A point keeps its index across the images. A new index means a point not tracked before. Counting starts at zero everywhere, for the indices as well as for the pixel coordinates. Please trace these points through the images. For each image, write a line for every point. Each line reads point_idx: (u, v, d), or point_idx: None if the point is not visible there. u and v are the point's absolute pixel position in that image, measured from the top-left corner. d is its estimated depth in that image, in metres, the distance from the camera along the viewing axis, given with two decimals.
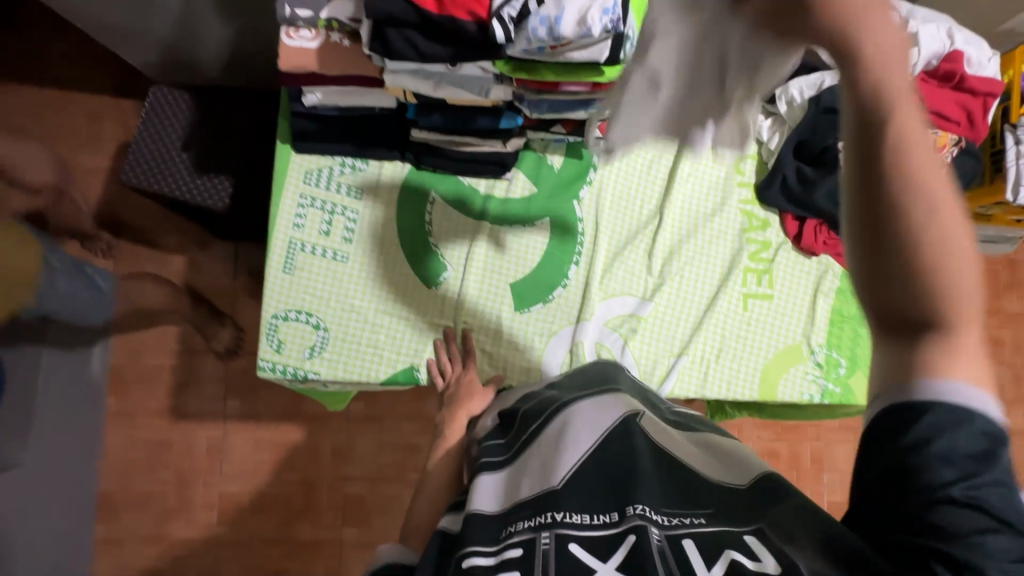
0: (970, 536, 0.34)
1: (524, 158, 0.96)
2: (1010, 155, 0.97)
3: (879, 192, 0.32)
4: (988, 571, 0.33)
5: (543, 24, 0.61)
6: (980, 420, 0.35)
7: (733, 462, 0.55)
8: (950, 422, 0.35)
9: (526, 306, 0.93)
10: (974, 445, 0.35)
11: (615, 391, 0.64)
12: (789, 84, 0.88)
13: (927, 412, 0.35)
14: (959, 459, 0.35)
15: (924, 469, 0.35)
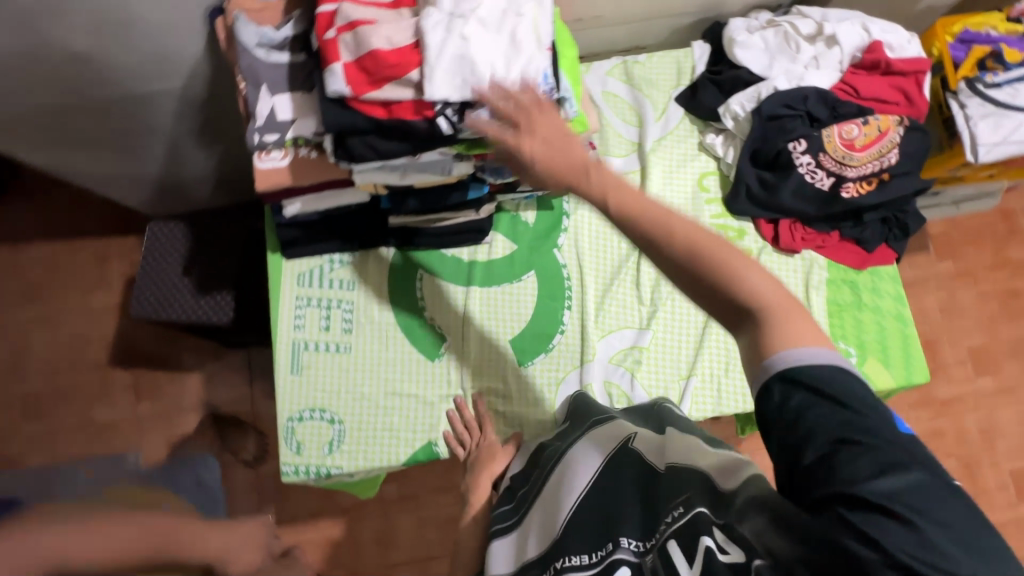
0: (842, 466, 0.41)
1: (499, 220, 1.00)
2: (959, 120, 1.01)
3: (664, 261, 0.52)
4: (864, 492, 0.39)
5: (486, 109, 0.66)
6: (811, 370, 0.45)
7: (722, 455, 0.53)
8: (793, 384, 0.45)
9: (530, 359, 0.94)
10: (815, 392, 0.44)
11: (608, 423, 0.71)
12: (731, 101, 0.95)
13: (777, 383, 0.46)
14: (809, 407, 0.44)
15: (801, 423, 0.44)
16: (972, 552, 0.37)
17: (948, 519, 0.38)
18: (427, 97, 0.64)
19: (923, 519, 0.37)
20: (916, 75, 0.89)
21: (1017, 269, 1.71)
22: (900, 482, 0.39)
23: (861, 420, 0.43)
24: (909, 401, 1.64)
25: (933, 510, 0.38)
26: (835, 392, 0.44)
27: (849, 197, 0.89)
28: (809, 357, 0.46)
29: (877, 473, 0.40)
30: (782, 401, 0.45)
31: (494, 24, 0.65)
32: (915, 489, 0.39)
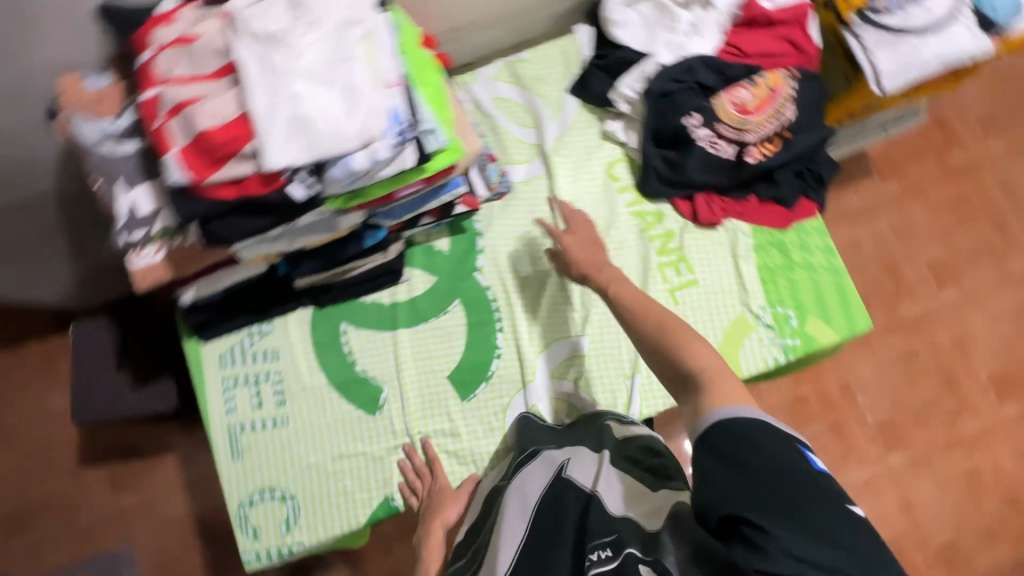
0: (744, 497, 0.54)
1: (412, 255, 0.96)
2: (858, 53, 0.97)
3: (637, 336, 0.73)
4: (760, 518, 0.52)
5: (339, 165, 0.61)
6: (732, 419, 0.60)
7: (654, 501, 0.67)
8: (719, 430, 0.59)
9: (471, 392, 0.92)
10: (734, 435, 0.58)
11: (539, 456, 0.78)
12: (619, 84, 0.91)
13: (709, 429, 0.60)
14: (726, 449, 0.58)
15: (719, 468, 0.57)
16: (847, 554, 0.49)
17: (828, 527, 0.50)
18: (271, 169, 0.59)
19: (809, 534, 0.50)
20: (799, 22, 0.85)
21: (960, 175, 1.71)
22: (789, 503, 0.52)
23: (766, 457, 0.56)
24: (877, 327, 1.64)
25: (811, 524, 0.50)
26: (749, 437, 0.57)
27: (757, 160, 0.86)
28: (734, 412, 0.60)
29: (770, 501, 0.53)
30: (705, 452, 0.59)
31: (324, 76, 0.59)
32: (801, 508, 0.51)
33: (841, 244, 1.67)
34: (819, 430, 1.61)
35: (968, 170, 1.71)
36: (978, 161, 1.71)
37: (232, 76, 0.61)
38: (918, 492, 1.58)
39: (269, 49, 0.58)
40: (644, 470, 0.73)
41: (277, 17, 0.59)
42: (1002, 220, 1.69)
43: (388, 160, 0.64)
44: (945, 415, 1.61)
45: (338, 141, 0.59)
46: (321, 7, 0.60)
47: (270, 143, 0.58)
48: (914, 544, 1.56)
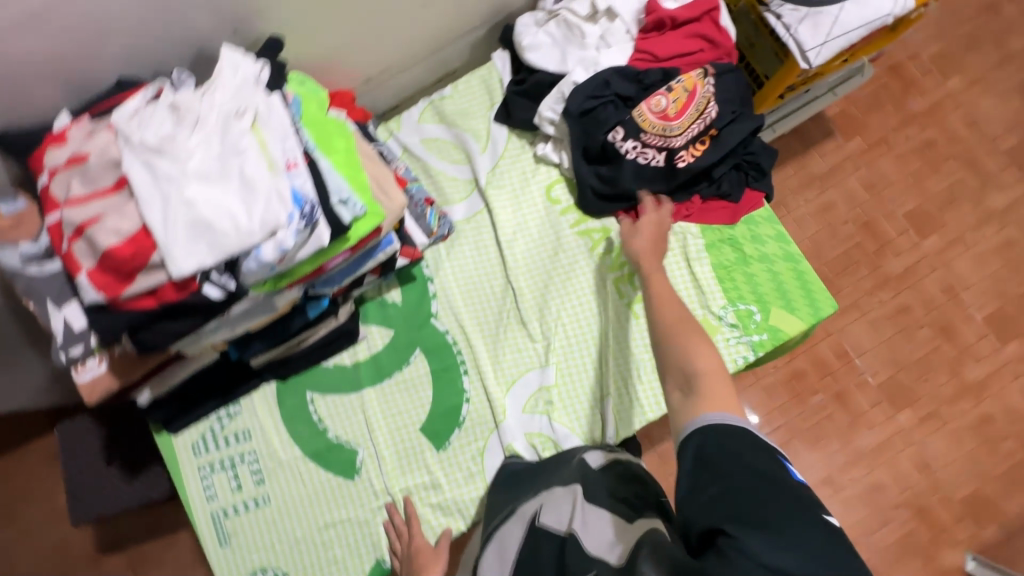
0: (724, 508, 0.54)
1: (367, 312, 0.95)
2: (781, 32, 0.95)
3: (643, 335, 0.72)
4: (736, 530, 0.51)
5: (251, 258, 0.60)
6: (716, 426, 0.59)
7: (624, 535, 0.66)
8: (702, 436, 0.59)
9: (446, 440, 0.91)
10: (718, 442, 0.58)
11: (516, 512, 0.77)
12: (541, 108, 0.89)
13: (692, 436, 0.60)
14: (709, 456, 0.58)
15: (702, 480, 0.57)
16: (819, 563, 0.49)
17: (799, 539, 0.50)
18: (181, 276, 0.59)
19: (781, 543, 0.49)
20: (707, 16, 0.83)
21: (924, 120, 1.67)
22: (766, 513, 0.52)
23: (746, 465, 0.56)
24: (864, 288, 1.62)
25: (785, 532, 0.51)
26: (731, 445, 0.58)
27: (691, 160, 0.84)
28: (715, 421, 0.60)
29: (749, 512, 0.52)
30: (689, 463, 0.59)
31: (217, 174, 0.59)
32: (776, 518, 0.51)
33: (813, 210, 1.65)
34: (821, 401, 1.59)
35: (931, 113, 1.67)
36: (939, 102, 1.68)
37: (129, 189, 0.60)
38: (932, 447, 1.56)
39: (157, 159, 0.58)
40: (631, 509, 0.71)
41: (162, 126, 0.59)
42: (974, 157, 1.65)
43: (300, 242, 0.63)
44: (947, 365, 1.58)
45: (242, 237, 0.58)
46: (203, 106, 0.60)
47: (172, 253, 0.57)
48: (936, 500, 1.53)
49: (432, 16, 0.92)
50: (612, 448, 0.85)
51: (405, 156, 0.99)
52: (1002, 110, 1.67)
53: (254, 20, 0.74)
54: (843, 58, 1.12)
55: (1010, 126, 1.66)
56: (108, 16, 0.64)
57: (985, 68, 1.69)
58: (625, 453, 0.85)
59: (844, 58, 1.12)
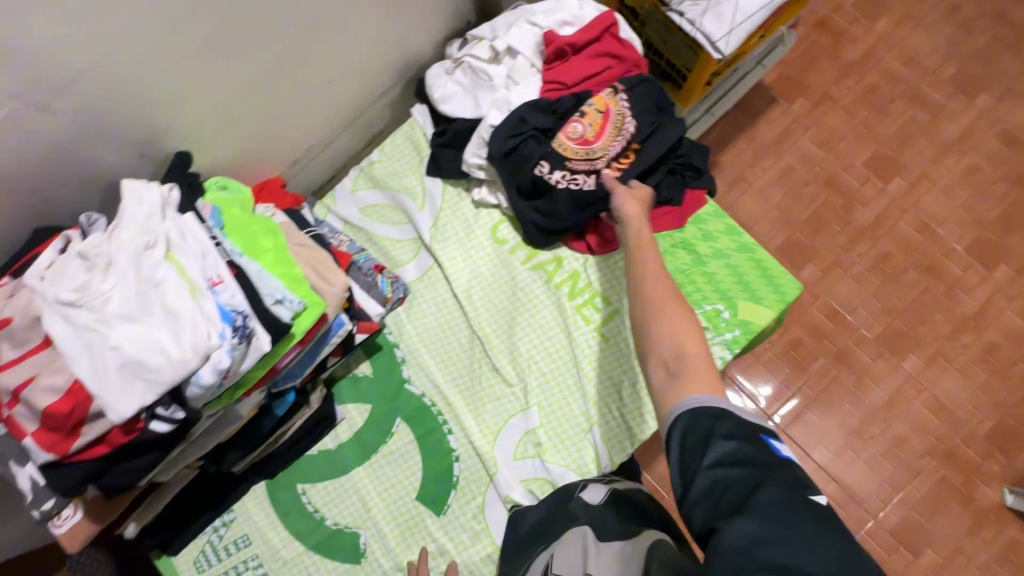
0: (715, 503, 0.51)
1: (341, 391, 0.94)
2: (687, 28, 0.95)
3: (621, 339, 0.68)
4: (725, 526, 0.48)
5: (192, 384, 0.59)
6: (704, 410, 0.56)
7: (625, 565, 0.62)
8: (691, 423, 0.56)
9: (445, 503, 0.89)
10: (704, 428, 0.55)
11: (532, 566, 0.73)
12: (466, 156, 0.89)
13: (678, 421, 0.57)
14: (698, 444, 0.54)
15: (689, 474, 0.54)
16: (813, 552, 0.45)
17: (789, 528, 0.46)
18: (124, 420, 0.58)
19: (773, 536, 0.46)
20: (606, 33, 0.83)
21: (861, 68, 1.67)
22: (753, 501, 0.49)
23: (733, 454, 0.52)
24: (840, 244, 1.60)
25: (778, 523, 0.47)
26: (720, 433, 0.54)
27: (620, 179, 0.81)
28: (696, 404, 0.57)
29: (737, 505, 0.49)
30: (674, 456, 0.56)
31: (138, 311, 0.58)
32: (764, 504, 0.48)
33: (772, 179, 1.64)
34: (824, 366, 1.57)
35: (867, 60, 1.67)
36: (872, 47, 1.67)
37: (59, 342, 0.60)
38: (943, 389, 1.53)
39: (78, 311, 0.58)
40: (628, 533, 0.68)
41: (78, 276, 0.60)
42: (919, 93, 1.65)
43: (238, 355, 0.62)
44: (940, 304, 1.56)
45: (174, 367, 0.57)
46: (114, 247, 0.60)
47: (110, 399, 0.56)
48: (960, 441, 1.51)
49: (341, 89, 0.93)
50: (608, 482, 0.81)
51: (346, 229, 0.98)
52: (935, 42, 1.67)
53: (158, 139, 0.75)
54: (760, 34, 1.12)
55: (947, 55, 1.66)
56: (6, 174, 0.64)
57: (909, 5, 1.69)
58: (625, 481, 0.83)
59: (761, 34, 1.12)
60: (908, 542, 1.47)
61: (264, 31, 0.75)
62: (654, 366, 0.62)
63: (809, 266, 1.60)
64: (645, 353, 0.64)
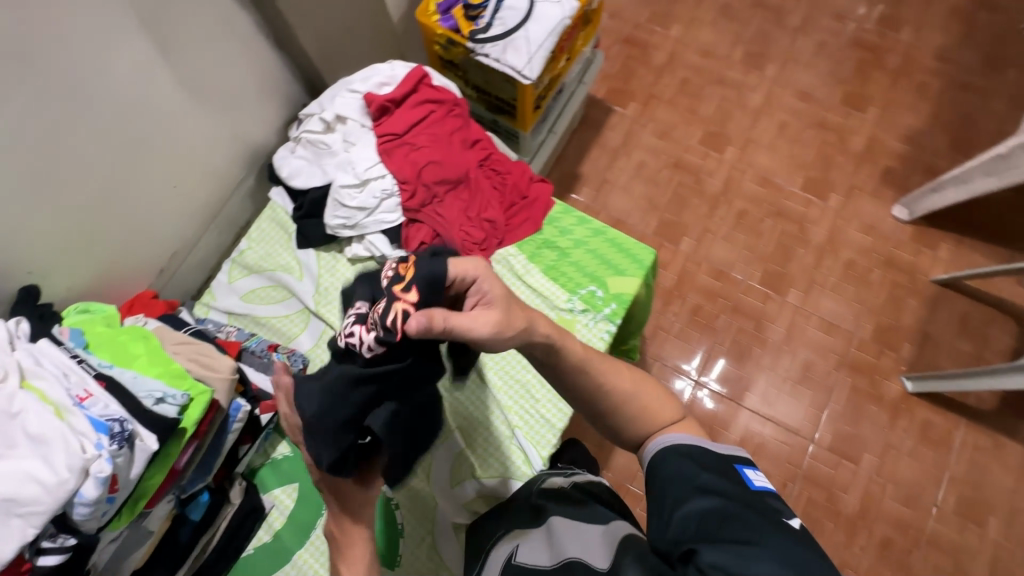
0: (689, 531, 0.54)
1: (263, 480, 0.92)
2: (493, 65, 1.08)
3: None
4: (702, 550, 0.51)
5: (78, 504, 0.58)
6: (679, 445, 0.64)
7: (602, 540, 0.68)
8: (666, 458, 0.63)
9: (396, 555, 0.87)
10: (680, 461, 0.62)
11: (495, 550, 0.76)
12: (328, 222, 0.96)
13: (658, 456, 0.64)
14: (675, 480, 0.59)
15: (665, 496, 0.59)
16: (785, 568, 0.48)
17: (760, 547, 0.50)
18: (7, 563, 0.55)
19: (744, 554, 0.49)
20: (421, 84, 0.94)
21: (670, 68, 1.94)
22: (730, 528, 0.52)
23: (707, 488, 0.57)
24: (704, 214, 1.80)
25: (748, 543, 0.50)
26: (695, 471, 0.59)
27: (489, 283, 0.61)
28: (675, 438, 0.65)
29: (712, 532, 0.52)
30: (655, 491, 0.61)
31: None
32: (742, 529, 0.52)
33: (631, 175, 1.83)
34: (726, 321, 1.72)
35: (673, 61, 1.95)
36: (673, 49, 1.96)
37: None
38: (827, 310, 1.72)
39: None
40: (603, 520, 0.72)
41: None
42: (722, 77, 1.93)
43: (122, 463, 0.61)
44: (799, 240, 1.78)
45: (49, 493, 0.56)
46: None
47: None
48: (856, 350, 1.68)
49: (191, 191, 0.96)
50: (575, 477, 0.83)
51: (231, 320, 0.99)
52: (720, 34, 1.98)
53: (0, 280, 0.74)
54: (565, 57, 1.29)
55: (732, 42, 1.97)
56: None
57: (690, 10, 2.00)
58: (586, 475, 0.84)
59: (566, 56, 1.29)
60: (846, 452, 1.61)
61: (91, 156, 0.78)
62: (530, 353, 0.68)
63: (686, 239, 1.78)
64: None
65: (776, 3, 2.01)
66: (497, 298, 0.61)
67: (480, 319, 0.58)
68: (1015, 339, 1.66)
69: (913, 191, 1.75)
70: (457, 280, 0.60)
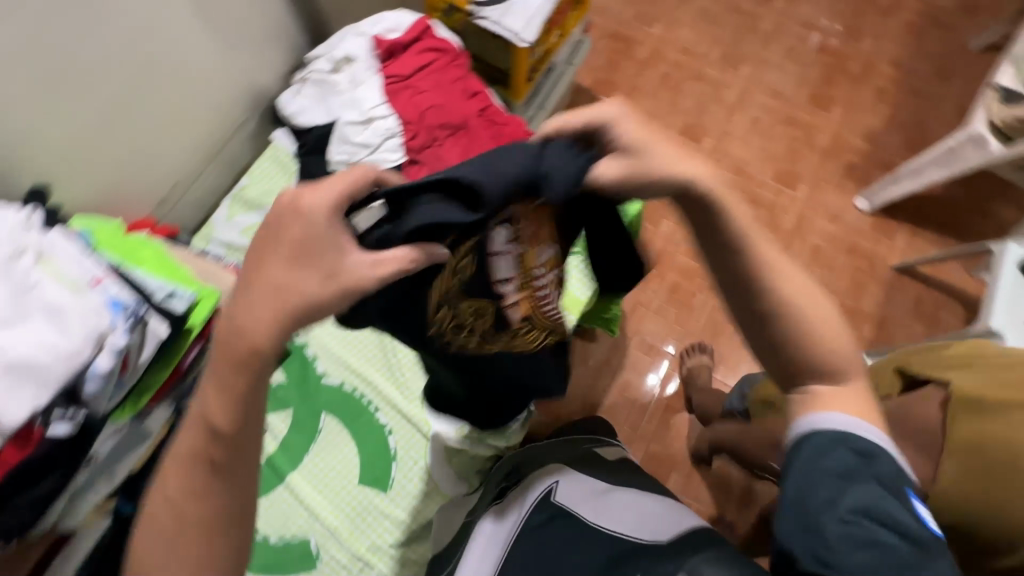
0: (836, 546, 0.47)
1: None
2: (491, 27, 1.15)
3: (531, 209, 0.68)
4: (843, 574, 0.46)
5: (91, 379, 0.59)
6: (850, 439, 0.51)
7: (658, 520, 0.68)
8: (829, 444, 0.51)
9: (388, 478, 0.91)
10: (848, 458, 0.50)
11: (532, 479, 0.77)
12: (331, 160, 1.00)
13: (815, 435, 0.52)
14: (834, 477, 0.49)
15: (816, 503, 0.49)
16: None
17: None
18: (16, 428, 0.56)
19: None
20: (427, 33, 0.99)
21: (653, 63, 2.05)
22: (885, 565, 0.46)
23: (877, 506, 0.48)
24: None
25: None
26: (866, 478, 0.49)
27: (629, 125, 0.53)
28: (836, 422, 0.52)
29: (866, 561, 0.46)
30: (802, 474, 0.50)
31: (14, 316, 0.58)
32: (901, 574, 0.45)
33: None
34: None
35: (655, 57, 2.06)
36: (656, 46, 2.08)
37: None
38: None
39: None
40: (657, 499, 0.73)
41: None
42: (701, 74, 2.05)
43: (136, 342, 0.63)
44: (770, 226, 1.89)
45: (65, 360, 0.57)
46: None
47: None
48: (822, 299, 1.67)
49: (195, 122, 0.98)
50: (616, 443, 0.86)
51: (231, 253, 1.01)
52: (699, 34, 2.10)
53: (8, 176, 0.74)
54: (558, 32, 1.37)
55: (710, 43, 2.10)
56: None
57: (672, 11, 2.13)
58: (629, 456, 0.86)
59: (559, 31, 1.37)
60: None
61: (105, 72, 0.80)
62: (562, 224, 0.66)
63: None
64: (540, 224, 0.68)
65: (750, 9, 2.16)
66: (644, 147, 0.53)
67: (629, 169, 0.52)
68: (964, 323, 1.79)
69: (873, 184, 1.88)
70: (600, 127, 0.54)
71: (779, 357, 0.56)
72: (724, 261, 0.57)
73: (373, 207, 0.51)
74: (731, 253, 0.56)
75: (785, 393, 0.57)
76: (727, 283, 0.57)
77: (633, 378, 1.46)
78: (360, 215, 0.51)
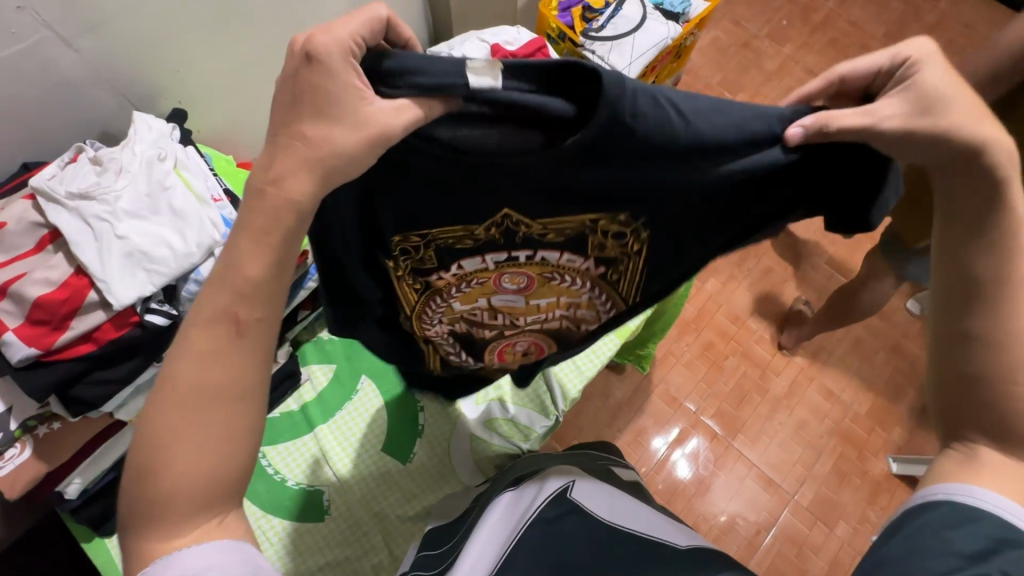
0: None
1: (306, 353, 0.99)
2: (598, 59, 1.20)
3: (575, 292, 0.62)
4: None
5: (190, 281, 0.67)
6: (988, 521, 0.44)
7: (675, 533, 0.69)
8: (958, 517, 0.45)
9: (410, 453, 0.94)
10: (979, 542, 0.43)
11: (549, 472, 0.76)
12: None
13: (945, 503, 0.46)
14: (952, 552, 0.43)
15: (916, 568, 0.44)
16: None
17: None
18: (121, 308, 0.62)
19: None
20: (539, 51, 1.08)
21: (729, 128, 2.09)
22: None
23: None
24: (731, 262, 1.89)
25: None
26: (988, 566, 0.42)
27: (945, 68, 0.40)
28: (979, 497, 0.45)
29: None
30: (917, 536, 0.46)
31: (146, 210, 0.65)
32: None
33: None
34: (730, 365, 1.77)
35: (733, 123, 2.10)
36: None
37: (55, 244, 0.63)
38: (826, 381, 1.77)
39: (88, 203, 0.63)
40: (678, 522, 0.73)
41: (87, 178, 0.64)
42: None
43: None
44: None
45: (179, 260, 0.64)
46: (124, 155, 0.66)
47: (110, 288, 0.61)
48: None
49: None
50: (627, 466, 0.88)
51: None
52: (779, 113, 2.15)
53: (156, 98, 0.81)
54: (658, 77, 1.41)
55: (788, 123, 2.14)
56: (28, 109, 0.70)
57: None
58: (631, 472, 0.88)
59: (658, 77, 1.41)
60: None
61: (263, 28, 0.85)
62: (569, 292, 0.62)
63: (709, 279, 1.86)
64: (549, 303, 0.64)
65: None
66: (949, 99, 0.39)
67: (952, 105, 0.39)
68: None
69: None
70: (897, 69, 0.41)
71: (965, 400, 0.47)
72: (967, 257, 0.45)
73: (486, 72, 0.37)
74: (986, 252, 0.44)
75: (941, 444, 0.50)
76: (951, 282, 0.47)
77: (650, 426, 1.37)
78: (468, 84, 0.37)
